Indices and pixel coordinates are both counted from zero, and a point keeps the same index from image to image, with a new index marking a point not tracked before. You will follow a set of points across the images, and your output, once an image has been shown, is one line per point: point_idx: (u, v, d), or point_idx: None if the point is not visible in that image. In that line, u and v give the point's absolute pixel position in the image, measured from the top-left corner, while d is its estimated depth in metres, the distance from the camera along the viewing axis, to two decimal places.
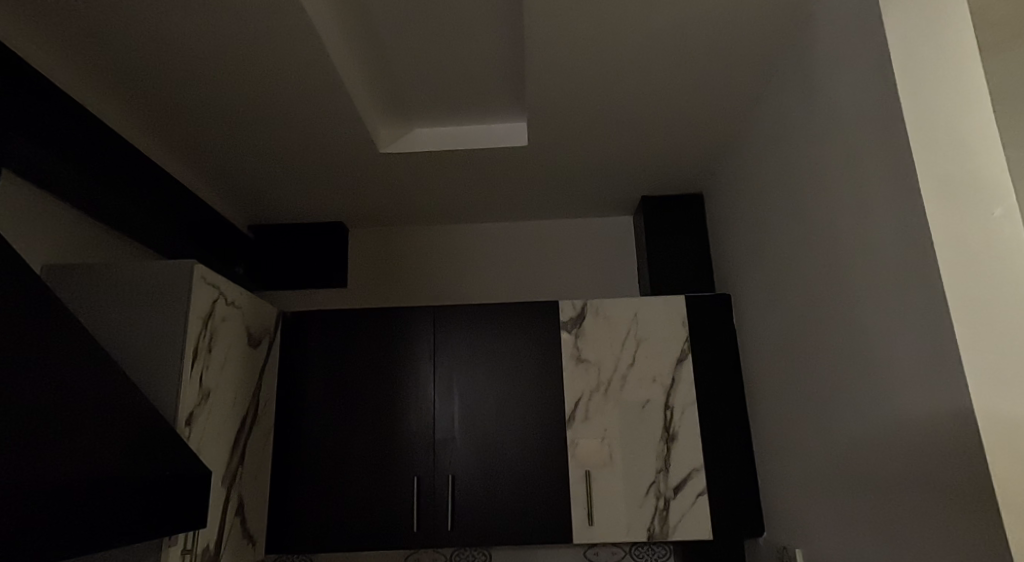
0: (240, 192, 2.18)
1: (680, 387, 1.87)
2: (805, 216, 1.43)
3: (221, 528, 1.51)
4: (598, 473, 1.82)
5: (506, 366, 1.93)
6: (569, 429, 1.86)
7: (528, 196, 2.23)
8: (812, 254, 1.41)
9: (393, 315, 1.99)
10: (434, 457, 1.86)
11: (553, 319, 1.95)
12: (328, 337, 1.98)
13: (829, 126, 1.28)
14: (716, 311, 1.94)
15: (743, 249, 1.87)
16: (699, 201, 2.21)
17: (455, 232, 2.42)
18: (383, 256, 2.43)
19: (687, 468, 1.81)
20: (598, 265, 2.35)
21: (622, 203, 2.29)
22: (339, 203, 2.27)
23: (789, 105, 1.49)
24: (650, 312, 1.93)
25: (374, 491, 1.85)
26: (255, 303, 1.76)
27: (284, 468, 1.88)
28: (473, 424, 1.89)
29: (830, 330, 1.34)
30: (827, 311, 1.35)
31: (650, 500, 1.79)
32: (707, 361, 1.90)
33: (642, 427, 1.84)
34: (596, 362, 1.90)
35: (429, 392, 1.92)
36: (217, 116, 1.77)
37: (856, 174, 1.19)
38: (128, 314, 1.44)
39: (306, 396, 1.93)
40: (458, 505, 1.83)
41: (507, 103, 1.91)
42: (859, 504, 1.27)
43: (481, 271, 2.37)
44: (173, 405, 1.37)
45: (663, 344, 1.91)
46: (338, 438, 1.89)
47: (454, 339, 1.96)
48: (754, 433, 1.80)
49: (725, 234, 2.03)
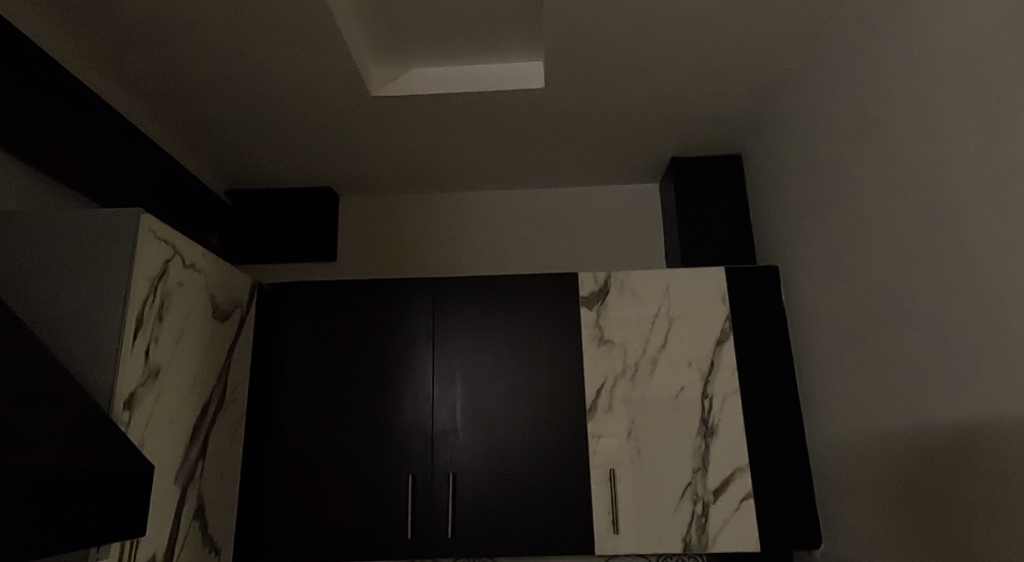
0: (217, 148, 1.92)
1: (720, 373, 1.60)
2: (907, 158, 1.16)
3: (173, 535, 1.24)
4: (623, 472, 1.55)
5: (517, 348, 1.66)
6: (589, 420, 1.59)
7: (545, 155, 1.96)
8: (917, 205, 1.14)
9: (386, 288, 1.72)
10: (432, 452, 1.60)
11: (572, 294, 1.69)
12: (312, 312, 1.72)
13: (956, 41, 1.02)
14: (764, 285, 1.68)
15: (799, 213, 1.61)
16: (738, 164, 1.95)
17: (460, 199, 2.16)
18: (378, 226, 2.17)
19: (729, 468, 1.54)
20: (621, 235, 2.08)
21: (650, 166, 2.02)
22: (331, 164, 2.01)
23: (880, 30, 1.23)
24: (684, 286, 1.67)
25: (361, 490, 1.59)
26: (223, 270, 1.50)
27: (258, 463, 1.62)
28: (478, 414, 1.62)
29: (946, 297, 1.08)
30: (941, 274, 1.09)
31: (684, 505, 1.53)
32: (754, 342, 1.63)
33: (675, 420, 1.58)
34: (621, 343, 1.64)
35: (426, 376, 1.66)
36: (182, 54, 1.51)
37: (1005, 93, 0.93)
38: (59, 274, 1.17)
39: (284, 380, 1.67)
40: (459, 508, 1.56)
41: (523, 43, 1.64)
42: (989, 515, 1.01)
43: (488, 242, 2.11)
44: (109, 383, 1.10)
45: (700, 323, 1.64)
46: (319, 429, 1.63)
47: (457, 317, 1.69)
48: (810, 427, 1.54)
49: (772, 198, 1.76)
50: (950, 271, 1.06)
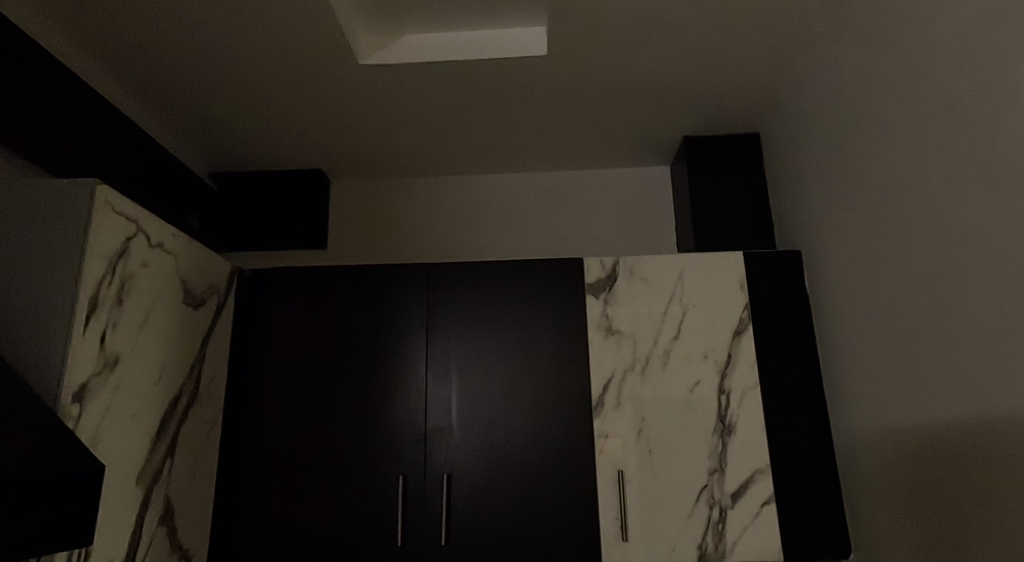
0: (198, 126, 1.79)
1: (738, 366, 1.47)
2: (961, 122, 1.03)
3: (133, 542, 1.11)
4: (632, 473, 1.43)
5: (519, 338, 1.54)
6: (595, 417, 1.47)
7: (551, 133, 1.83)
8: (972, 174, 1.01)
9: (376, 275, 1.60)
10: (425, 451, 1.48)
11: (578, 280, 1.56)
12: (297, 299, 1.59)
13: None
14: (786, 270, 1.54)
15: (828, 192, 1.48)
16: (757, 143, 1.82)
17: (459, 182, 2.04)
18: (372, 210, 2.04)
19: (749, 469, 1.41)
20: (630, 220, 1.95)
21: (662, 145, 1.89)
22: (323, 143, 1.88)
23: None
24: (699, 272, 1.54)
25: (348, 492, 1.47)
26: (196, 253, 1.37)
27: (237, 462, 1.50)
28: (476, 410, 1.50)
29: (1003, 278, 0.95)
30: (999, 252, 0.96)
31: (700, 509, 1.40)
32: (777, 332, 1.50)
33: (689, 416, 1.45)
34: (630, 334, 1.51)
35: (419, 369, 1.53)
36: (154, 22, 1.38)
37: None
38: (10, 253, 1.05)
39: (266, 373, 1.55)
40: (453, 512, 1.44)
41: (525, 8, 1.51)
42: None
43: (489, 227, 1.98)
44: (56, 374, 0.98)
45: (716, 312, 1.51)
46: (303, 426, 1.51)
47: (452, 305, 1.57)
48: (839, 425, 1.41)
49: (795, 177, 1.63)
50: (1011, 247, 0.93)
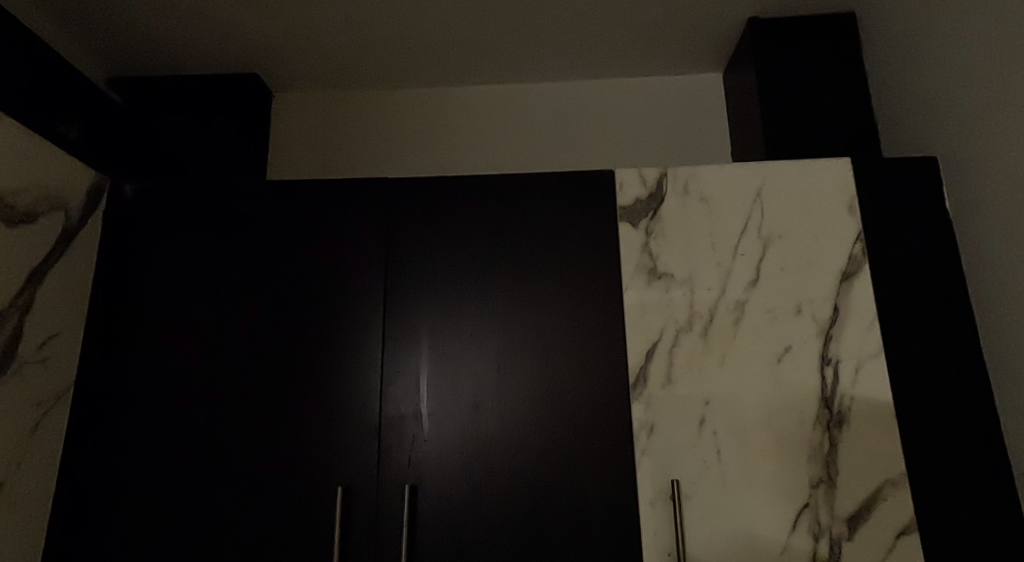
0: (81, 12, 1.29)
1: (850, 326, 0.98)
2: None
3: None
4: (694, 484, 0.93)
5: (522, 283, 1.05)
6: (635, 402, 0.98)
7: (559, 18, 1.33)
8: None
9: (315, 195, 1.11)
10: (380, 448, 0.99)
11: (608, 201, 1.07)
12: (200, 231, 1.10)
13: None
14: (912, 184, 1.05)
15: (971, 63, 0.98)
16: (848, 28, 1.33)
17: (441, 92, 1.55)
18: (327, 128, 1.55)
19: (872, 480, 0.92)
20: (671, 136, 1.46)
21: (715, 38, 1.39)
22: (248, 36, 1.39)
23: None
24: (786, 190, 1.05)
25: (262, 509, 0.97)
26: (8, 156, 0.94)
27: (103, 469, 1.00)
28: (456, 390, 1.01)
29: None
30: None
31: (799, 540, 0.91)
32: (904, 275, 1.01)
33: (776, 399, 0.96)
34: (686, 276, 1.02)
35: (374, 329, 1.04)
36: None
37: None
38: None
39: (150, 337, 1.06)
40: (419, 541, 0.95)
41: None
42: None
43: (480, 149, 1.49)
44: None
45: (814, 245, 1.02)
46: (201, 411, 1.02)
47: (421, 237, 1.08)
48: (1009, 406, 0.91)
49: (912, 56, 1.14)
50: None
